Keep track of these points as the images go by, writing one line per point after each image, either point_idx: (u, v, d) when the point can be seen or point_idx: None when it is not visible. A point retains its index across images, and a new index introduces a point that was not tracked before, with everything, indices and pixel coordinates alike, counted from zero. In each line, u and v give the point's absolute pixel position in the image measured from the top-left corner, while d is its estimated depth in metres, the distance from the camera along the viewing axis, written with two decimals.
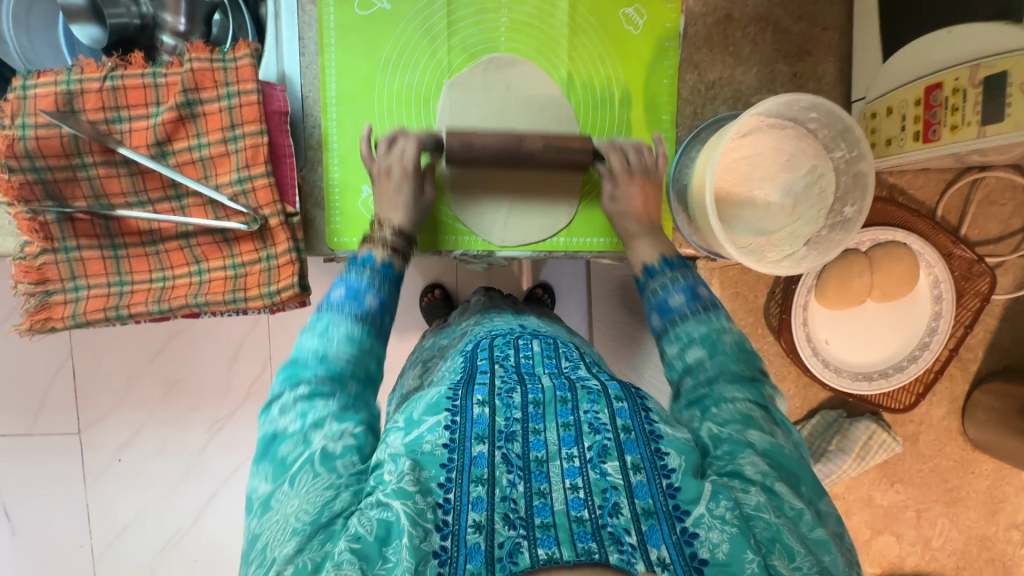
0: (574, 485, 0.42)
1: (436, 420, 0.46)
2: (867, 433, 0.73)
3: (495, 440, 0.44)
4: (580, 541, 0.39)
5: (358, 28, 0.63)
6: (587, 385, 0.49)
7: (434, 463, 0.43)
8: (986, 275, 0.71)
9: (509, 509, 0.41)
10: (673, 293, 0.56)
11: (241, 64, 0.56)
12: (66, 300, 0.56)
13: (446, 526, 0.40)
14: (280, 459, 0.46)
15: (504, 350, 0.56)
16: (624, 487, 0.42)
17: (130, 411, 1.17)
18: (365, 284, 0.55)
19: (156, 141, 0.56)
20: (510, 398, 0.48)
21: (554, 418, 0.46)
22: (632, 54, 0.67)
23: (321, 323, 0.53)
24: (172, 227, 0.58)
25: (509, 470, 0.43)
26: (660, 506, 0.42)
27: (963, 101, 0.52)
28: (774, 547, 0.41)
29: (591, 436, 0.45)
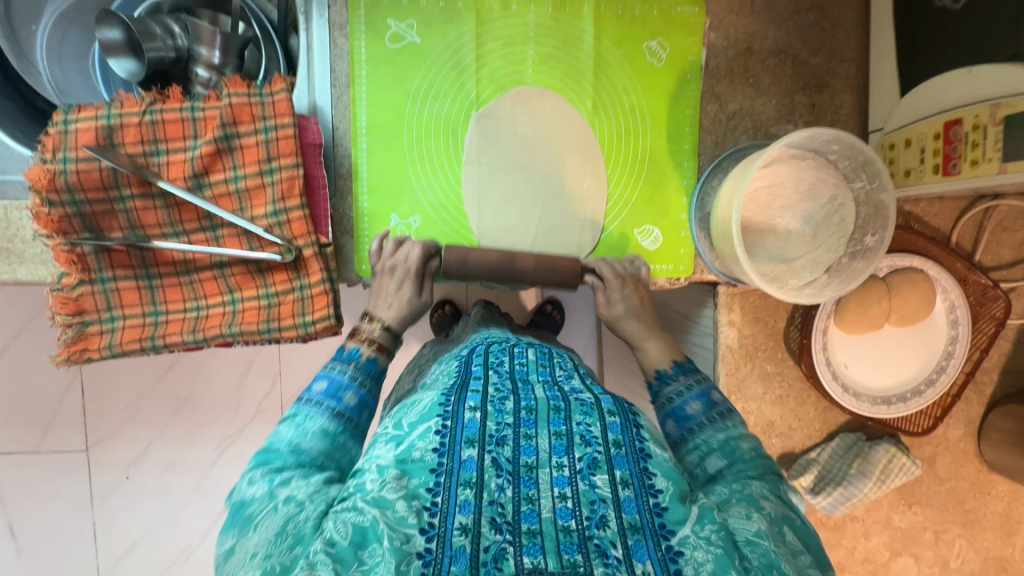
0: (563, 494, 0.43)
1: (426, 427, 0.46)
2: (887, 456, 0.74)
3: (485, 444, 0.45)
4: (565, 552, 0.39)
5: (388, 60, 0.65)
6: (580, 397, 0.50)
7: (423, 469, 0.44)
8: (1001, 299, 0.72)
9: (496, 513, 0.41)
10: (690, 400, 0.57)
11: (277, 98, 0.57)
12: (102, 330, 0.57)
13: (432, 529, 0.40)
14: (247, 509, 0.46)
15: (500, 355, 0.57)
16: (612, 501, 0.43)
17: (141, 430, 1.16)
18: (348, 382, 0.56)
19: (193, 174, 0.57)
20: (503, 404, 0.48)
21: (547, 426, 0.47)
22: (655, 85, 0.68)
23: (298, 416, 0.53)
24: (207, 257, 0.58)
25: (499, 474, 0.43)
26: (646, 522, 0.42)
27: (983, 138, 0.54)
28: (767, 572, 0.41)
29: (582, 448, 0.46)
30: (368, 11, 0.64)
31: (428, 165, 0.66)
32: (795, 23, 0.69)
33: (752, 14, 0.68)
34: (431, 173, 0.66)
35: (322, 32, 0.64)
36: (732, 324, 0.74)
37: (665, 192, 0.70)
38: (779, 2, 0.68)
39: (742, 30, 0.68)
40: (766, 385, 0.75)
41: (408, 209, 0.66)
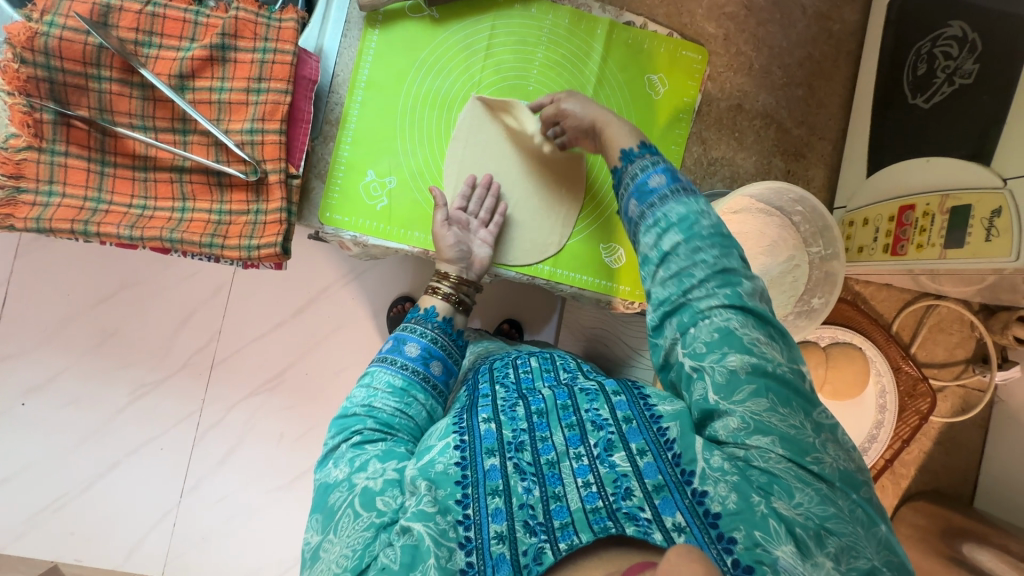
0: (586, 482, 0.41)
1: (446, 442, 0.44)
2: None
3: (506, 452, 0.43)
4: (596, 524, 0.38)
5: (403, 27, 0.67)
6: (585, 386, 0.49)
7: (448, 481, 0.41)
8: (928, 395, 0.75)
9: (528, 516, 0.39)
10: (651, 174, 0.51)
11: (284, 25, 0.58)
12: (36, 202, 0.54)
13: (469, 542, 0.38)
14: (326, 507, 0.42)
15: (503, 368, 0.54)
16: (634, 472, 0.41)
17: (53, 355, 1.09)
18: (409, 334, 0.55)
19: (179, 74, 0.56)
20: (514, 410, 0.47)
21: (559, 423, 0.45)
22: (648, 115, 0.71)
23: (366, 377, 0.52)
24: (168, 158, 0.57)
25: (523, 478, 0.41)
26: (670, 478, 0.40)
27: (931, 224, 0.58)
28: (773, 489, 0.39)
29: (596, 433, 0.44)
30: None
31: (416, 133, 0.67)
32: (785, 93, 0.73)
33: (748, 76, 0.73)
34: (416, 141, 0.67)
35: None
36: None
37: None
38: (775, 71, 0.73)
39: (737, 87, 0.73)
40: None
41: (386, 169, 0.67)
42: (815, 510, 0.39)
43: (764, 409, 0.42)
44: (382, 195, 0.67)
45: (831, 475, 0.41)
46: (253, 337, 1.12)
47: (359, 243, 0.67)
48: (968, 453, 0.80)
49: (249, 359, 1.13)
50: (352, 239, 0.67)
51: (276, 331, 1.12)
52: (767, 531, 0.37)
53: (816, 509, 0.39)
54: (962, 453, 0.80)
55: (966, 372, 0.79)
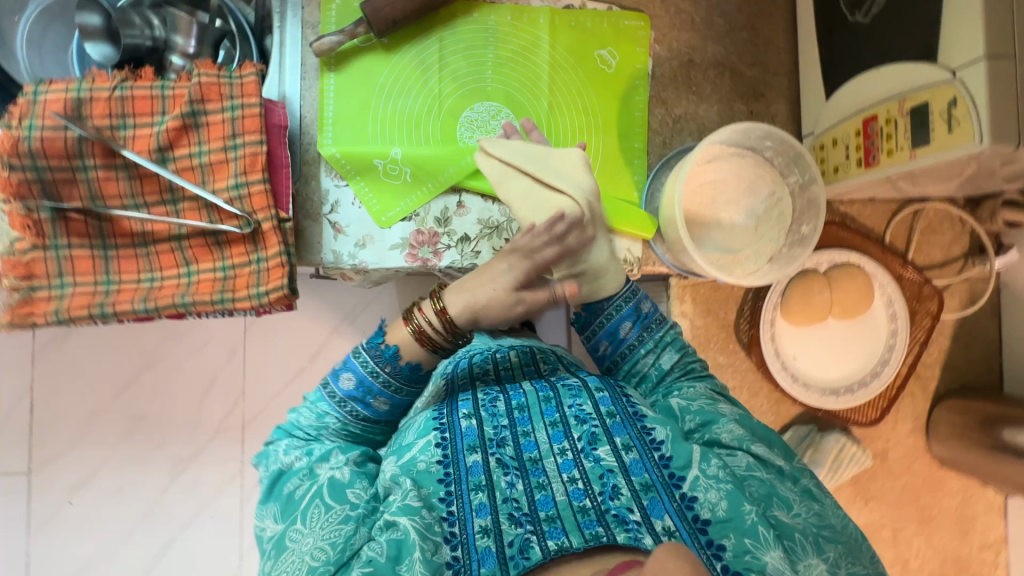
0: (571, 477, 0.50)
1: (427, 440, 0.53)
2: (837, 445, 0.75)
3: (487, 448, 0.52)
4: (587, 528, 0.46)
5: (357, 58, 0.69)
6: (568, 384, 0.58)
7: (432, 479, 0.51)
8: (935, 295, 0.76)
9: (512, 509, 0.48)
10: (623, 323, 0.63)
11: (246, 80, 0.60)
12: (51, 296, 0.57)
13: (454, 537, 0.48)
14: (286, 498, 0.53)
15: (484, 363, 0.63)
16: (619, 468, 0.51)
17: (90, 451, 1.11)
18: (367, 379, 0.58)
19: (158, 148, 0.59)
20: (495, 407, 0.56)
21: (541, 420, 0.55)
22: (605, 88, 0.74)
23: (317, 409, 0.59)
24: (165, 228, 0.59)
25: (506, 473, 0.51)
26: (657, 478, 0.50)
27: (896, 129, 0.60)
28: (769, 501, 0.50)
29: (579, 427, 0.54)
30: (339, 12, 0.68)
31: (400, 123, 0.70)
32: (732, 39, 0.76)
33: (692, 31, 0.75)
34: (405, 126, 0.70)
35: (295, 29, 0.68)
36: (683, 316, 0.76)
37: (617, 186, 0.73)
38: (717, 21, 0.75)
39: (684, 44, 0.75)
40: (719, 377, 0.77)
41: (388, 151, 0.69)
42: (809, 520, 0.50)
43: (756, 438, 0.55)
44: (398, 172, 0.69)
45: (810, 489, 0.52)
46: (276, 391, 1.15)
47: (359, 270, 0.69)
48: (986, 342, 0.82)
49: (276, 413, 1.15)
50: (352, 267, 0.69)
51: (296, 380, 1.15)
52: (757, 538, 0.46)
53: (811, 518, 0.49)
54: (980, 344, 0.81)
55: (967, 266, 0.80)
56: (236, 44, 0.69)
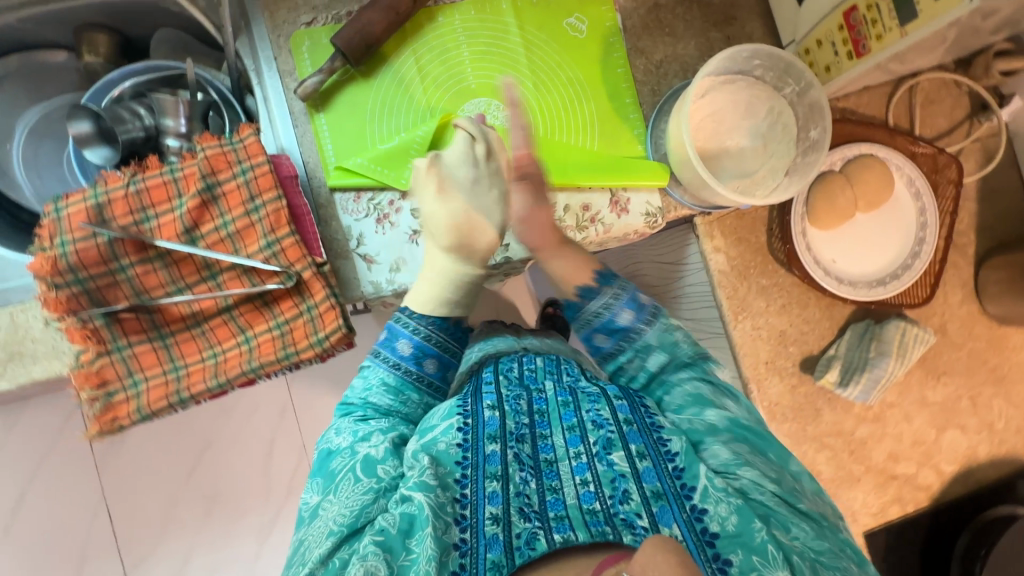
0: (584, 480, 0.54)
1: (450, 425, 0.60)
2: (899, 331, 0.75)
3: (505, 440, 0.58)
4: (593, 526, 0.49)
5: (340, 91, 0.70)
6: (589, 389, 0.63)
7: (449, 461, 0.57)
8: (953, 163, 0.77)
9: (523, 503, 0.53)
10: (620, 311, 0.65)
11: (248, 142, 0.61)
12: (128, 396, 0.59)
13: (464, 520, 0.53)
14: (329, 474, 0.61)
15: (509, 363, 0.69)
16: (632, 474, 0.54)
17: (178, 541, 1.13)
18: (403, 333, 0.71)
19: (185, 230, 0.60)
20: (518, 404, 0.62)
21: (559, 425, 0.60)
22: (583, 54, 0.74)
23: (365, 370, 0.71)
24: (213, 303, 0.61)
25: (521, 468, 0.56)
26: (668, 490, 0.53)
27: (879, 13, 0.60)
28: (774, 520, 0.52)
29: (596, 431, 0.58)
30: (311, 52, 0.69)
31: (392, 124, 0.71)
32: None
33: None
34: (397, 125, 0.71)
35: (274, 81, 0.69)
36: (717, 251, 0.77)
37: (620, 145, 0.74)
38: None
39: None
40: (766, 299, 0.77)
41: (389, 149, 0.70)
42: (810, 544, 0.52)
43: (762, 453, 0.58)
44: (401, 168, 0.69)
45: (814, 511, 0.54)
46: None
47: (400, 293, 0.71)
48: (1011, 195, 0.82)
49: None
50: (393, 293, 0.70)
51: None
52: (764, 556, 0.49)
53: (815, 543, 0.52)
54: (1005, 198, 0.82)
55: (974, 127, 0.80)
56: (230, 111, 0.71)
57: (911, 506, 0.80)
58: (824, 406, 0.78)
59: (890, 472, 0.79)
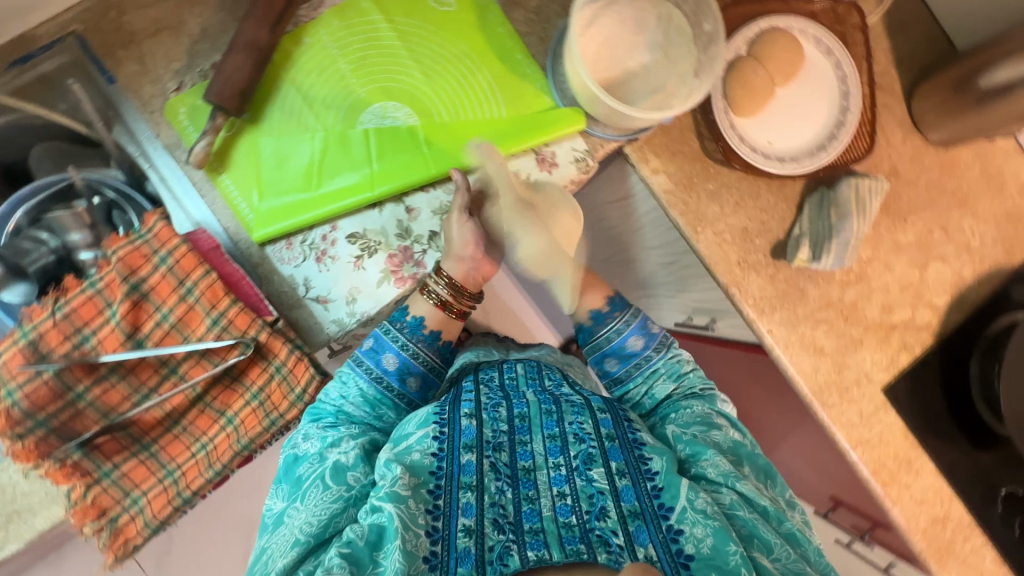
0: (561, 491, 0.65)
1: (425, 433, 0.70)
2: (853, 189, 0.74)
3: (481, 450, 0.69)
4: (567, 543, 0.59)
5: (233, 146, 0.68)
6: (573, 404, 0.77)
7: (425, 471, 0.66)
8: (852, 9, 0.76)
9: (498, 514, 0.62)
10: (628, 337, 0.86)
11: (158, 228, 0.58)
12: (132, 515, 0.60)
13: (435, 531, 0.60)
14: (294, 481, 0.66)
15: (491, 372, 0.85)
16: (609, 490, 0.65)
17: None
18: (395, 346, 0.75)
19: (128, 336, 0.58)
20: (496, 414, 0.75)
21: (540, 432, 0.72)
22: (460, 25, 0.72)
23: (342, 377, 0.75)
24: (183, 396, 0.61)
25: (497, 478, 0.66)
26: (645, 507, 0.64)
27: None
28: (752, 540, 0.62)
29: (577, 445, 0.70)
30: (189, 116, 0.67)
31: (296, 160, 0.69)
32: None
33: None
34: (301, 161, 0.69)
35: (166, 159, 0.67)
36: (657, 173, 0.75)
37: (527, 102, 0.72)
38: None
39: None
40: (719, 202, 0.77)
41: (303, 187, 0.68)
42: (787, 562, 0.61)
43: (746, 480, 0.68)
44: (320, 203, 0.68)
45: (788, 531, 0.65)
46: None
47: (365, 320, 0.70)
48: (918, 20, 0.82)
49: None
50: (358, 322, 0.70)
51: None
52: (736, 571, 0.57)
53: (791, 564, 0.61)
54: (913, 26, 0.82)
55: None
56: (133, 205, 0.69)
57: (919, 349, 0.80)
58: (807, 284, 0.78)
59: (889, 325, 0.80)
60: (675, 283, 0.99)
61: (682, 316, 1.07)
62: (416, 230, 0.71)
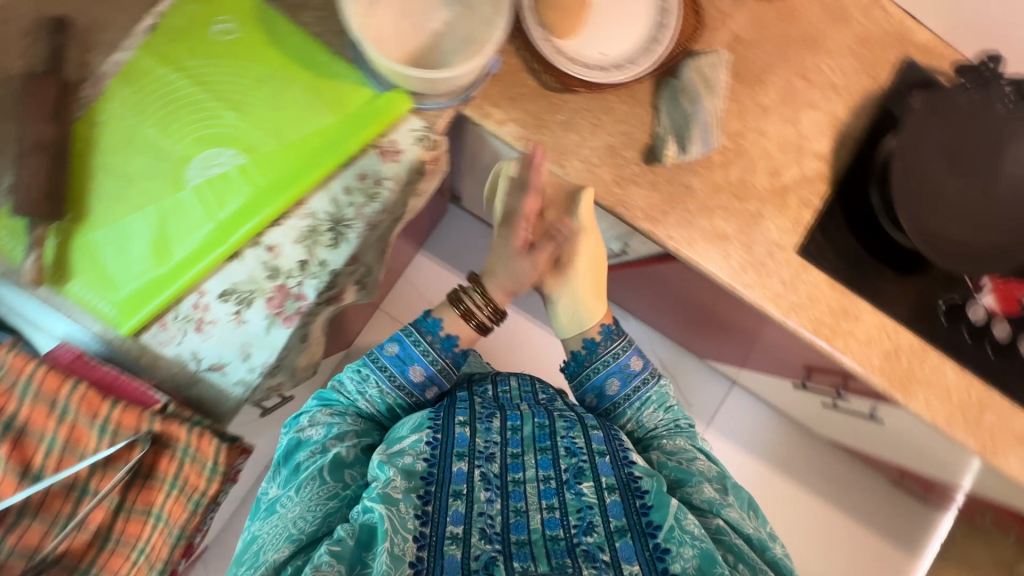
0: (550, 504, 0.74)
1: (419, 437, 0.80)
2: (693, 71, 0.73)
3: (472, 458, 0.78)
4: (553, 558, 0.67)
5: (69, 251, 0.65)
6: (567, 421, 0.86)
7: (416, 475, 0.76)
8: None
9: (488, 523, 0.71)
10: (627, 360, 0.92)
11: (11, 360, 0.65)
12: None
13: (422, 536, 0.69)
14: (298, 467, 0.81)
15: (485, 386, 0.97)
16: (597, 505, 0.74)
17: None
18: (405, 341, 0.87)
19: (21, 475, 0.65)
20: (490, 425, 0.85)
21: (535, 445, 0.82)
22: (249, 47, 0.69)
23: (349, 376, 0.90)
24: (102, 510, 0.69)
25: (489, 488, 0.75)
26: (634, 523, 0.72)
27: None
28: (736, 564, 0.72)
29: (569, 458, 0.80)
30: (15, 237, 0.65)
31: (134, 242, 0.66)
32: None
33: None
34: (139, 240, 0.66)
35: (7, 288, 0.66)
36: (503, 123, 0.73)
37: (345, 99, 0.70)
38: None
39: None
40: (575, 129, 0.75)
41: (150, 265, 0.65)
42: None
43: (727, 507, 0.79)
44: (175, 274, 0.66)
45: (765, 551, 0.77)
46: None
47: (269, 369, 0.69)
48: None
49: None
50: (260, 374, 0.68)
51: None
52: None
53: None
54: None
55: None
56: None
57: (819, 200, 0.80)
58: (690, 178, 0.77)
59: (783, 188, 0.79)
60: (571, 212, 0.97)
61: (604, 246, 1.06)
62: (284, 266, 0.68)
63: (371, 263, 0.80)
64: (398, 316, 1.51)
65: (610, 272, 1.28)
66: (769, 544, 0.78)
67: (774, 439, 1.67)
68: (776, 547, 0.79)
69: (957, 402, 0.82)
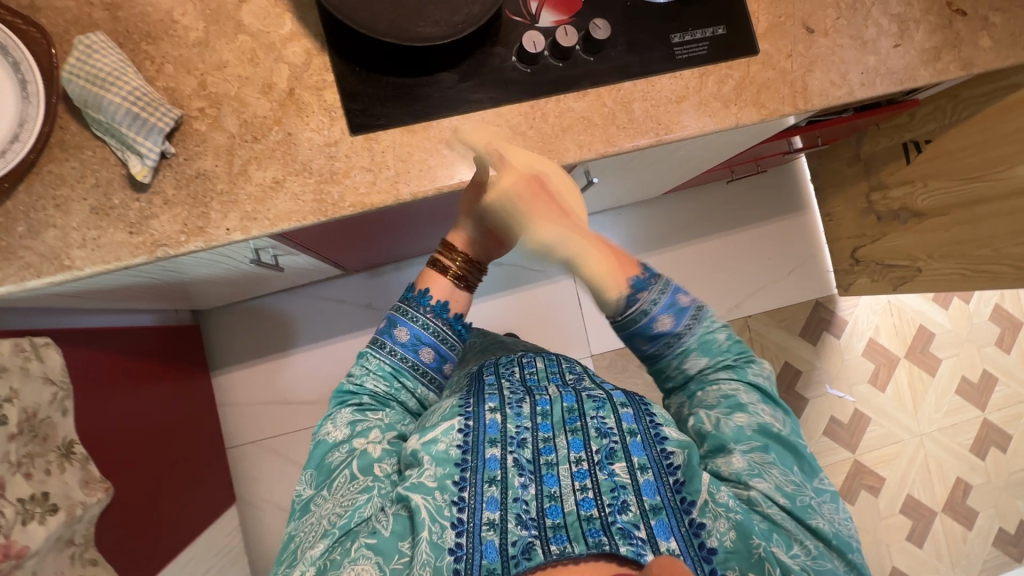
0: (581, 484, 0.60)
1: (450, 426, 0.66)
2: (72, 76, 0.61)
3: (505, 443, 0.64)
4: (590, 536, 0.55)
5: None
6: (595, 398, 0.70)
7: (448, 462, 0.62)
8: None
9: (522, 509, 0.58)
10: (681, 295, 0.73)
11: None
12: None
13: (459, 525, 0.58)
14: (325, 466, 0.68)
15: (510, 368, 0.81)
16: (628, 485, 0.61)
17: None
18: (416, 331, 0.77)
19: None
20: (518, 408, 0.69)
21: (563, 426, 0.66)
22: None
23: (360, 362, 0.77)
24: None
25: (521, 472, 0.62)
26: (665, 501, 0.60)
27: None
28: (771, 540, 0.59)
29: (600, 439, 0.65)
30: None
31: None
32: None
33: None
34: None
35: None
36: None
37: None
38: None
39: None
40: (45, 223, 0.64)
41: None
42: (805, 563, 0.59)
43: (772, 467, 0.64)
44: None
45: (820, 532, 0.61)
46: None
47: None
48: None
49: None
50: None
51: None
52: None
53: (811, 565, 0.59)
54: None
55: None
56: None
57: (329, 72, 0.71)
58: (196, 165, 0.67)
59: (286, 93, 0.70)
60: (205, 266, 0.85)
61: (290, 254, 0.95)
62: None
63: (26, 493, 0.69)
64: (254, 435, 1.43)
65: (362, 244, 1.17)
66: (823, 507, 0.62)
67: (628, 230, 1.68)
68: (828, 507, 0.63)
69: (603, 121, 0.78)
